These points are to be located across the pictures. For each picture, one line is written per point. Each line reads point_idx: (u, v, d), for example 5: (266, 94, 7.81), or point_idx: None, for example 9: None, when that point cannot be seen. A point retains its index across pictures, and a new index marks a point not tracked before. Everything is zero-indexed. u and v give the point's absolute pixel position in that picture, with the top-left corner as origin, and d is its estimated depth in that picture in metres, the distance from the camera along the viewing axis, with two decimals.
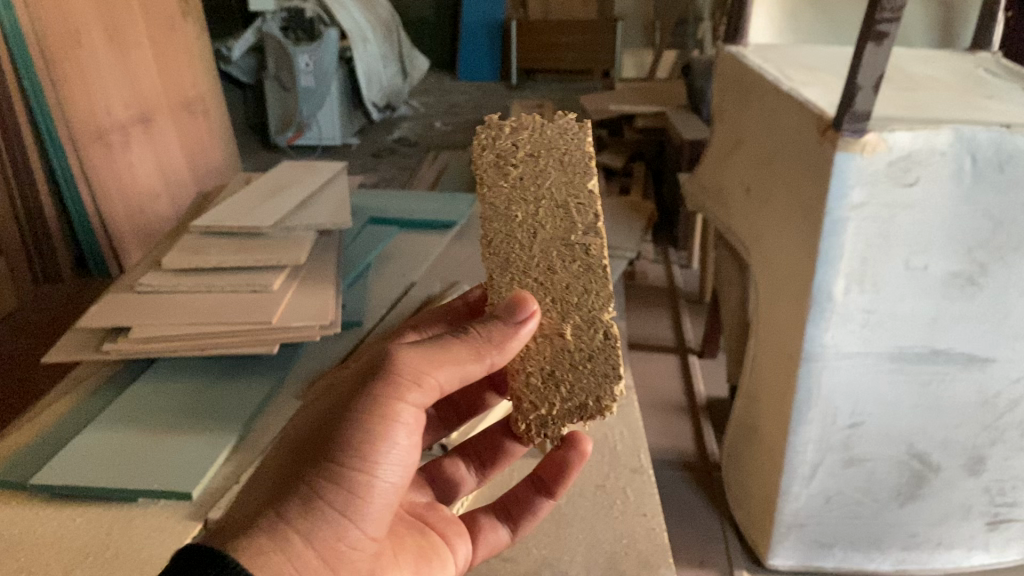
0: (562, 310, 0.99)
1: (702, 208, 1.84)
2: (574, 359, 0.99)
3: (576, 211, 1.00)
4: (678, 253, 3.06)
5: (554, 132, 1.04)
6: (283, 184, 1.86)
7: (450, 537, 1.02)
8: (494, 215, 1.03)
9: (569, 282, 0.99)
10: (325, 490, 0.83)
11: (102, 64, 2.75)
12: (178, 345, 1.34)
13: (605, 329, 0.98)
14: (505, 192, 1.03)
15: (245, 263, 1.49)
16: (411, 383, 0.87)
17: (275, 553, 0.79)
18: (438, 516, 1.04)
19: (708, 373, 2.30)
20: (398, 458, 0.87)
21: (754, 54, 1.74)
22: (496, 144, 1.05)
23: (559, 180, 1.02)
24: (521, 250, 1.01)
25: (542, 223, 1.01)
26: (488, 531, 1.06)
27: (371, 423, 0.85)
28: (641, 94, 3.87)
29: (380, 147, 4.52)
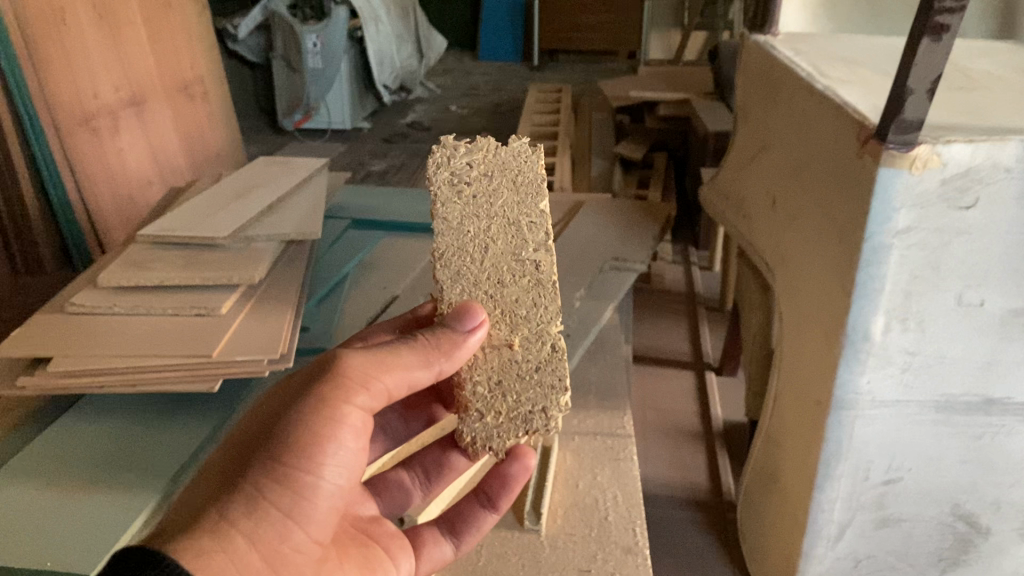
0: (510, 321, 0.95)
1: (718, 218, 1.62)
2: (519, 369, 0.95)
3: (529, 231, 0.96)
4: (700, 254, 2.85)
5: (508, 152, 0.98)
6: (253, 184, 1.67)
7: (392, 551, 0.93)
8: (446, 230, 0.96)
9: (518, 295, 0.95)
10: (270, 489, 0.77)
11: (89, 45, 2.57)
12: (103, 380, 1.16)
13: (552, 342, 0.95)
14: (458, 211, 0.96)
15: (192, 281, 1.31)
16: (360, 383, 0.83)
17: (217, 554, 0.71)
18: (380, 530, 0.95)
19: (727, 393, 2.09)
20: (344, 461, 0.82)
21: (786, 44, 1.51)
22: (451, 162, 0.97)
23: (513, 200, 0.96)
24: (472, 264, 0.95)
25: (494, 240, 0.96)
26: (431, 545, 0.98)
27: (318, 423, 0.81)
28: (666, 80, 3.64)
29: (392, 132, 4.33)
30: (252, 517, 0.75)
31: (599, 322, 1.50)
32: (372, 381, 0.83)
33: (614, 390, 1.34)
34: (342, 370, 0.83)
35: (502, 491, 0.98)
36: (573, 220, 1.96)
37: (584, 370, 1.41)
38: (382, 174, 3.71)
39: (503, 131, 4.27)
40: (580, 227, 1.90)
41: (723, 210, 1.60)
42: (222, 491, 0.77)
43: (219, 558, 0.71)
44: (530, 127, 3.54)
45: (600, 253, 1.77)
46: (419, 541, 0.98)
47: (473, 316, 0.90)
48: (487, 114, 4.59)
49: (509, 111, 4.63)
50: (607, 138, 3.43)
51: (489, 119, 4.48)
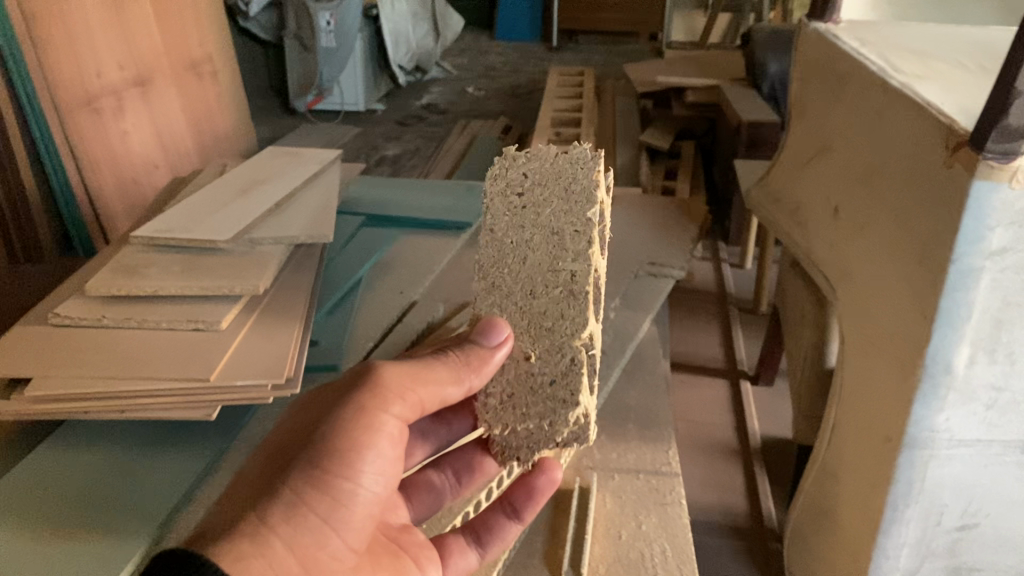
0: (535, 335, 0.83)
1: (769, 222, 1.47)
2: (537, 382, 0.84)
3: (572, 242, 0.81)
4: (729, 248, 2.73)
5: (565, 159, 0.82)
6: (259, 178, 1.54)
7: (419, 558, 0.83)
8: (488, 244, 0.83)
9: (547, 307, 0.82)
10: (310, 495, 0.71)
11: (93, 21, 2.44)
12: (88, 405, 1.03)
13: (572, 354, 0.82)
14: (505, 224, 0.82)
15: (189, 291, 1.18)
16: (397, 392, 0.77)
17: (256, 559, 0.66)
18: (410, 538, 0.85)
19: (764, 405, 1.96)
20: (382, 469, 0.77)
21: (849, 33, 1.36)
22: (506, 172, 0.83)
23: (563, 210, 0.81)
24: (508, 276, 0.83)
25: (534, 251, 0.82)
26: (457, 553, 0.88)
27: (354, 429, 0.75)
28: (694, 64, 3.47)
29: (407, 114, 4.18)
30: (292, 521, 0.69)
31: (635, 337, 1.36)
32: (410, 391, 0.78)
33: (655, 417, 1.21)
34: (378, 379, 0.78)
35: (528, 503, 0.90)
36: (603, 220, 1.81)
37: (621, 393, 1.27)
38: (397, 159, 3.57)
39: (521, 115, 4.12)
40: (610, 227, 1.76)
41: (775, 215, 1.46)
42: (260, 494, 0.71)
43: (257, 564, 0.66)
44: (551, 112, 3.39)
45: (634, 257, 1.64)
46: (445, 547, 0.88)
47: (500, 331, 0.80)
48: (505, 96, 4.44)
49: (527, 94, 4.47)
50: (631, 125, 3.27)
51: (508, 101, 4.33)
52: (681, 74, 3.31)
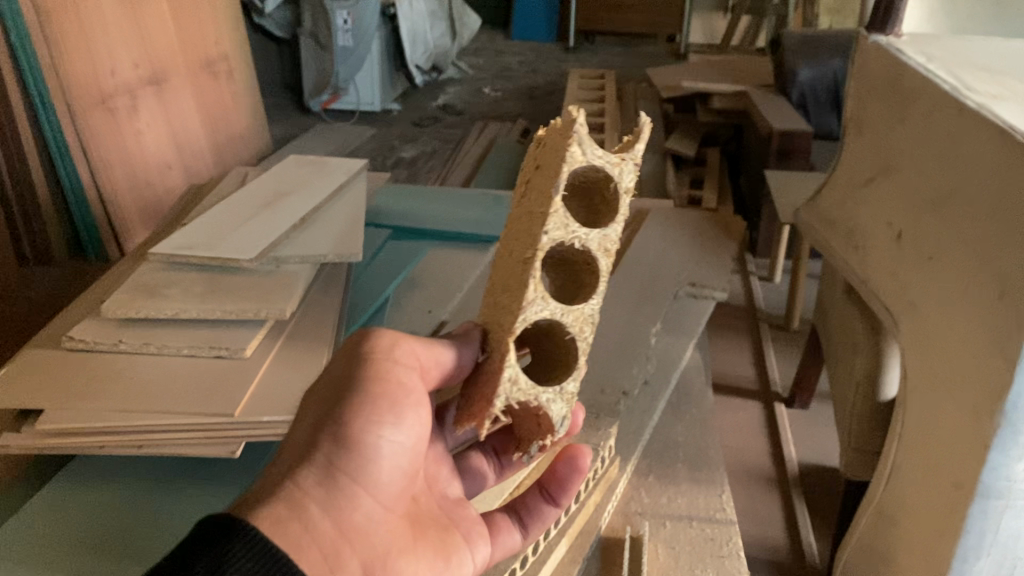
0: (494, 333, 0.76)
1: (822, 244, 1.41)
2: (485, 379, 0.73)
3: (535, 222, 0.73)
4: (757, 261, 2.65)
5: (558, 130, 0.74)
6: (282, 190, 1.47)
7: (469, 535, 0.81)
8: (504, 238, 0.84)
9: (507, 299, 0.75)
10: (341, 458, 0.68)
11: (108, 18, 2.37)
12: (104, 440, 0.96)
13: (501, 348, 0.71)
14: (515, 215, 0.81)
15: (212, 315, 1.10)
16: (401, 346, 0.73)
17: (292, 524, 0.64)
18: (464, 513, 0.82)
19: (800, 430, 1.88)
20: (409, 426, 0.71)
21: (915, 50, 1.29)
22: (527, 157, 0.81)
23: (541, 187, 0.74)
24: (501, 270, 0.81)
25: (518, 240, 0.77)
26: (503, 531, 0.85)
27: (373, 383, 0.70)
28: (720, 69, 3.38)
29: (424, 115, 4.10)
30: (326, 484, 0.67)
31: (680, 366, 1.29)
32: (413, 344, 0.73)
33: (706, 457, 1.14)
34: (379, 339, 0.73)
35: (559, 488, 0.85)
36: (638, 235, 1.73)
37: (666, 429, 1.20)
38: (414, 161, 3.50)
39: (541, 118, 4.03)
40: (644, 245, 1.68)
41: (829, 238, 1.38)
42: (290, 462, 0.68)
43: (294, 528, 0.64)
44: (573, 117, 3.31)
45: (672, 276, 1.55)
46: (491, 522, 0.85)
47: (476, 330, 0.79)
48: (523, 97, 4.36)
49: (546, 96, 4.39)
50: (655, 131, 3.18)
51: (526, 103, 4.25)
52: (707, 80, 3.22)
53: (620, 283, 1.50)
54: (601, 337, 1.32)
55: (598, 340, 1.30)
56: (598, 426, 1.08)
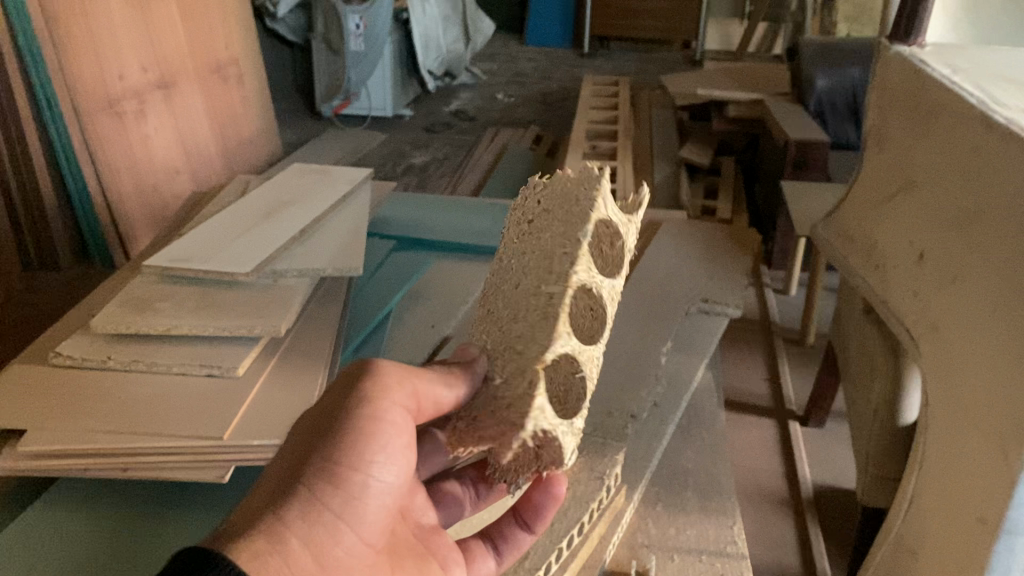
0: (507, 357, 0.74)
1: (840, 262, 1.36)
2: (498, 405, 0.72)
3: (554, 264, 0.74)
4: (772, 273, 2.60)
5: (571, 179, 0.76)
6: (283, 200, 1.43)
7: (446, 563, 0.77)
8: (496, 272, 0.83)
9: (520, 330, 0.74)
10: (324, 490, 0.64)
11: (117, 22, 2.34)
12: (91, 462, 0.93)
13: (532, 374, 0.71)
14: (512, 250, 0.81)
15: (205, 331, 1.06)
16: (397, 382, 0.70)
17: (273, 558, 0.59)
18: (441, 540, 0.78)
19: (814, 449, 1.83)
20: (394, 463, 0.68)
21: (941, 62, 1.24)
22: (524, 200, 0.81)
23: (558, 231, 0.75)
24: (501, 303, 0.80)
25: (526, 275, 0.77)
26: (478, 557, 0.81)
27: (360, 419, 0.67)
28: (737, 76, 3.33)
29: (436, 120, 4.07)
30: (309, 516, 0.63)
31: (691, 388, 1.24)
32: (408, 381, 0.70)
33: (717, 485, 1.10)
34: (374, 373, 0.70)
35: (534, 515, 0.82)
36: (648, 249, 1.68)
37: (676, 454, 1.16)
38: (426, 167, 3.46)
39: (554, 124, 3.98)
40: (657, 259, 1.63)
41: (848, 256, 1.34)
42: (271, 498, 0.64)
43: (274, 562, 0.59)
44: (586, 124, 3.26)
45: (685, 290, 1.50)
46: (467, 550, 0.81)
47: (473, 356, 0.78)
48: (537, 103, 4.31)
49: (559, 102, 4.34)
50: (669, 139, 3.13)
51: (539, 109, 4.21)
52: (723, 87, 3.17)
53: (630, 298, 1.46)
54: (610, 356, 1.26)
55: (607, 359, 1.25)
56: (604, 452, 1.04)
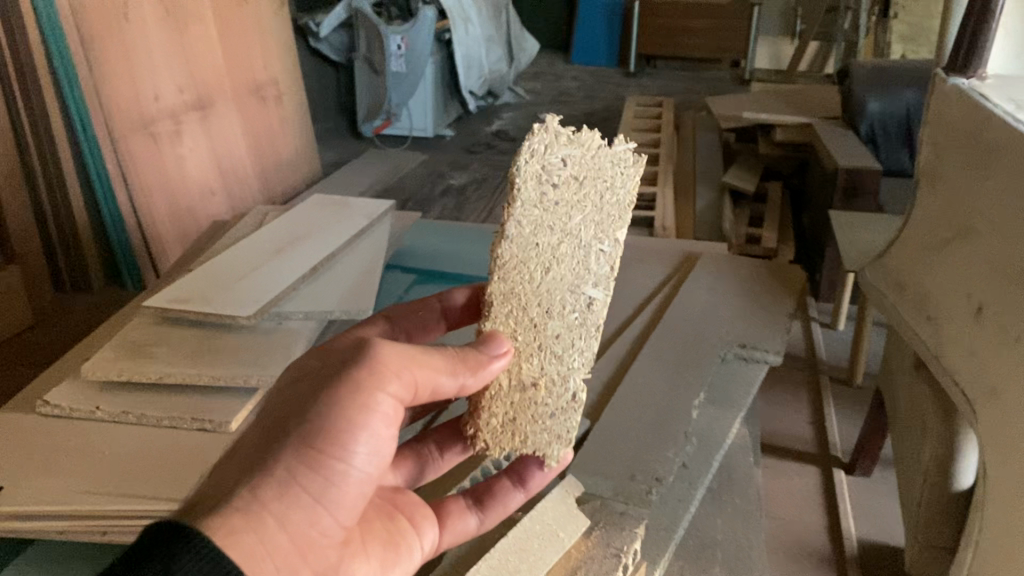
0: (540, 360, 0.79)
1: (890, 311, 1.25)
2: (538, 410, 0.79)
3: (595, 263, 0.80)
4: (819, 305, 2.48)
5: (609, 156, 0.79)
6: (299, 233, 1.38)
7: (416, 520, 0.77)
8: (515, 239, 0.78)
9: (559, 330, 0.79)
10: (302, 472, 0.60)
11: (153, 43, 2.24)
12: (67, 523, 0.85)
13: (576, 390, 0.80)
14: (534, 217, 0.78)
15: (199, 380, 1.01)
16: (392, 366, 0.63)
17: (248, 536, 0.57)
18: (409, 497, 0.78)
19: (862, 501, 1.71)
20: (376, 448, 0.64)
21: (1005, 98, 1.14)
22: (546, 153, 0.78)
23: (593, 218, 0.79)
24: (527, 286, 0.78)
25: (559, 262, 0.79)
26: (456, 516, 0.82)
27: (348, 409, 0.62)
28: (785, 99, 3.21)
29: (477, 141, 4.00)
30: (285, 498, 0.60)
31: (724, 445, 1.15)
32: (405, 367, 0.64)
33: (748, 559, 1.01)
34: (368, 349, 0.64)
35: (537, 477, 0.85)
36: (684, 285, 1.59)
37: (705, 523, 1.08)
38: (465, 189, 3.38)
39: None
40: (692, 298, 1.53)
41: (899, 305, 1.23)
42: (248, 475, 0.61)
43: (246, 541, 0.57)
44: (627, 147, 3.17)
45: (721, 335, 1.40)
46: (442, 509, 0.82)
47: (498, 346, 0.71)
48: (579, 123, 4.24)
49: (602, 122, 4.26)
50: (715, 163, 3.02)
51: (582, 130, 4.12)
52: (771, 110, 3.06)
53: (661, 341, 1.37)
54: (636, 411, 1.18)
55: (630, 415, 1.17)
56: (622, 524, 0.96)
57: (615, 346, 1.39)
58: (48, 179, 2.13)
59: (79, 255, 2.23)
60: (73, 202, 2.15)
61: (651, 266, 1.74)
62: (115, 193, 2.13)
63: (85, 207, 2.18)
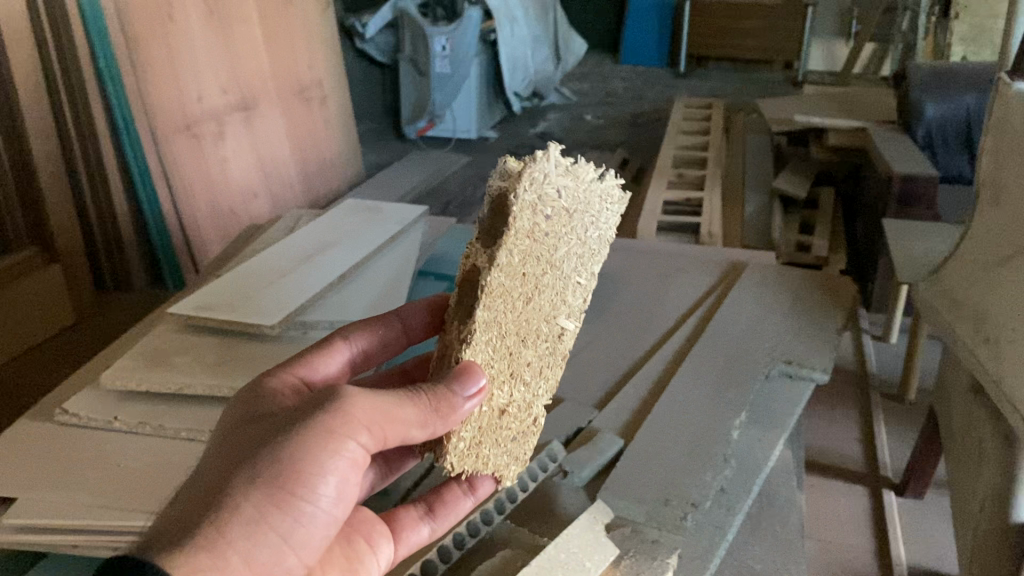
0: (507, 386, 0.80)
1: (948, 329, 1.18)
2: (499, 436, 0.81)
3: (569, 297, 0.84)
4: (870, 315, 2.39)
5: (594, 194, 0.82)
6: (328, 241, 1.35)
7: (371, 538, 0.81)
8: (506, 268, 0.74)
9: (528, 358, 0.82)
10: (270, 512, 0.62)
11: (199, 43, 2.20)
12: (81, 537, 0.82)
13: (535, 416, 0.86)
14: (525, 247, 0.76)
15: (219, 392, 0.99)
16: (363, 418, 0.65)
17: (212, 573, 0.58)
18: (359, 517, 0.82)
19: (913, 525, 1.63)
20: (342, 491, 0.66)
21: None
22: (541, 185, 0.75)
23: (574, 252, 0.82)
24: (510, 313, 0.76)
25: (540, 293, 0.80)
26: (409, 527, 0.85)
27: (315, 457, 0.63)
28: (838, 102, 3.12)
29: (522, 143, 3.96)
30: (253, 536, 0.61)
31: (765, 468, 1.09)
32: (375, 418, 0.65)
33: None
34: (339, 394, 0.66)
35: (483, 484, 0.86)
36: (727, 297, 1.53)
37: (743, 551, 1.02)
38: None
39: (641, 147, 3.82)
40: (734, 311, 1.47)
41: (955, 323, 1.16)
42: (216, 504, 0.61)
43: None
44: (673, 150, 3.10)
45: (765, 351, 1.33)
46: (395, 521, 0.85)
47: (475, 379, 0.70)
48: (625, 125, 4.17)
49: (649, 124, 4.19)
50: (763, 167, 2.93)
51: (628, 132, 4.06)
52: (823, 114, 2.97)
53: (702, 355, 1.32)
54: (674, 431, 1.13)
55: (665, 436, 1.12)
56: (653, 553, 0.92)
57: (652, 362, 1.34)
58: (91, 176, 2.12)
59: (120, 252, 2.23)
60: (115, 199, 2.15)
61: (694, 275, 1.68)
62: (158, 193, 2.12)
63: (128, 206, 2.18)
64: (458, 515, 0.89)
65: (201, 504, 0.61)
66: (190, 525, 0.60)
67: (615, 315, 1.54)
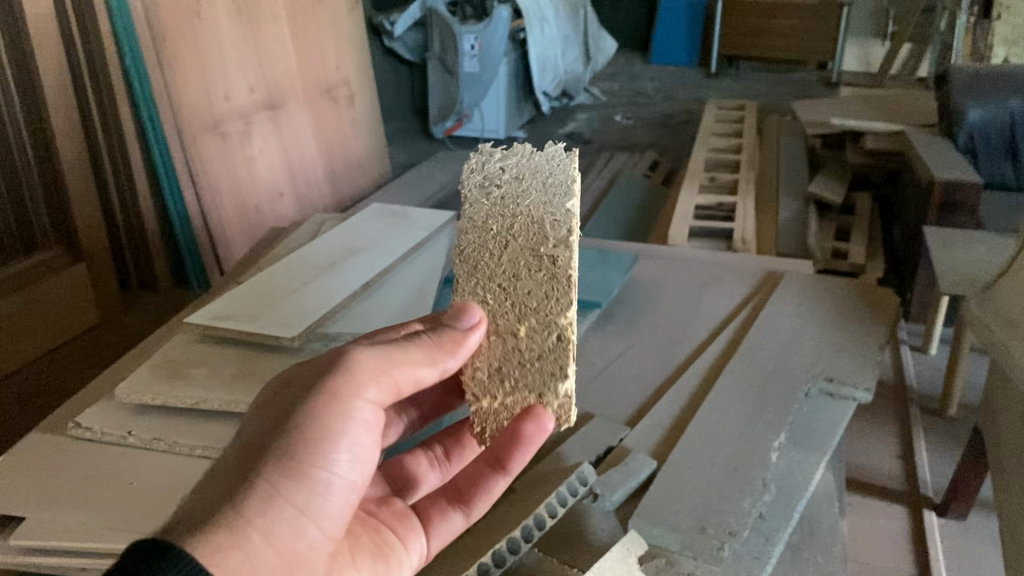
0: (515, 311, 0.83)
1: (1002, 348, 1.12)
2: (520, 357, 0.82)
3: (552, 231, 0.84)
4: (909, 325, 2.32)
5: (542, 156, 0.91)
6: (354, 247, 1.32)
7: (400, 533, 0.82)
8: (470, 229, 0.87)
9: (529, 288, 0.83)
10: (289, 480, 0.65)
11: (226, 41, 2.17)
12: (89, 559, 0.80)
13: (558, 331, 0.81)
14: (484, 211, 0.88)
15: (236, 408, 0.95)
16: (367, 373, 0.70)
17: (233, 552, 0.60)
18: (388, 514, 0.83)
19: (956, 546, 1.57)
20: (357, 455, 0.69)
21: None
22: (485, 168, 0.91)
23: (539, 200, 0.87)
24: (488, 258, 0.85)
25: (515, 237, 0.85)
26: (441, 518, 0.86)
27: (325, 419, 0.68)
28: (876, 105, 3.04)
29: (550, 144, 3.91)
30: (272, 509, 0.63)
31: (807, 493, 1.04)
32: (378, 369, 0.71)
33: None
34: (341, 360, 0.71)
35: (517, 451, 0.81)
36: (764, 307, 1.48)
37: None
38: None
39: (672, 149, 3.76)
40: (771, 323, 1.42)
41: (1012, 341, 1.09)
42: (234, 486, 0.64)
43: (234, 559, 0.60)
44: (705, 152, 3.03)
45: (804, 366, 1.27)
46: (426, 513, 0.86)
47: (472, 314, 0.77)
48: (655, 126, 4.10)
49: (680, 124, 4.12)
50: (798, 171, 2.86)
51: (657, 133, 3.99)
52: (861, 116, 2.89)
53: (739, 369, 1.27)
54: (710, 452, 1.08)
55: (701, 458, 1.07)
56: None
57: (686, 375, 1.29)
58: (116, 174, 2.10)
59: (145, 252, 2.21)
60: (140, 198, 2.13)
61: (729, 284, 1.63)
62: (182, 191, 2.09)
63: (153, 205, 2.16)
64: (492, 496, 0.88)
65: (223, 488, 0.64)
66: (210, 506, 0.62)
67: (647, 325, 1.49)
